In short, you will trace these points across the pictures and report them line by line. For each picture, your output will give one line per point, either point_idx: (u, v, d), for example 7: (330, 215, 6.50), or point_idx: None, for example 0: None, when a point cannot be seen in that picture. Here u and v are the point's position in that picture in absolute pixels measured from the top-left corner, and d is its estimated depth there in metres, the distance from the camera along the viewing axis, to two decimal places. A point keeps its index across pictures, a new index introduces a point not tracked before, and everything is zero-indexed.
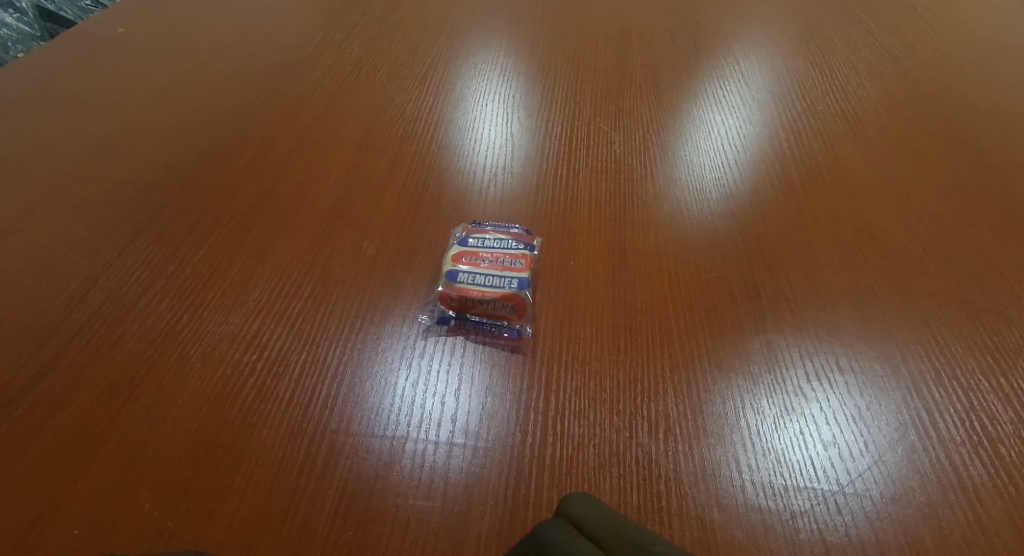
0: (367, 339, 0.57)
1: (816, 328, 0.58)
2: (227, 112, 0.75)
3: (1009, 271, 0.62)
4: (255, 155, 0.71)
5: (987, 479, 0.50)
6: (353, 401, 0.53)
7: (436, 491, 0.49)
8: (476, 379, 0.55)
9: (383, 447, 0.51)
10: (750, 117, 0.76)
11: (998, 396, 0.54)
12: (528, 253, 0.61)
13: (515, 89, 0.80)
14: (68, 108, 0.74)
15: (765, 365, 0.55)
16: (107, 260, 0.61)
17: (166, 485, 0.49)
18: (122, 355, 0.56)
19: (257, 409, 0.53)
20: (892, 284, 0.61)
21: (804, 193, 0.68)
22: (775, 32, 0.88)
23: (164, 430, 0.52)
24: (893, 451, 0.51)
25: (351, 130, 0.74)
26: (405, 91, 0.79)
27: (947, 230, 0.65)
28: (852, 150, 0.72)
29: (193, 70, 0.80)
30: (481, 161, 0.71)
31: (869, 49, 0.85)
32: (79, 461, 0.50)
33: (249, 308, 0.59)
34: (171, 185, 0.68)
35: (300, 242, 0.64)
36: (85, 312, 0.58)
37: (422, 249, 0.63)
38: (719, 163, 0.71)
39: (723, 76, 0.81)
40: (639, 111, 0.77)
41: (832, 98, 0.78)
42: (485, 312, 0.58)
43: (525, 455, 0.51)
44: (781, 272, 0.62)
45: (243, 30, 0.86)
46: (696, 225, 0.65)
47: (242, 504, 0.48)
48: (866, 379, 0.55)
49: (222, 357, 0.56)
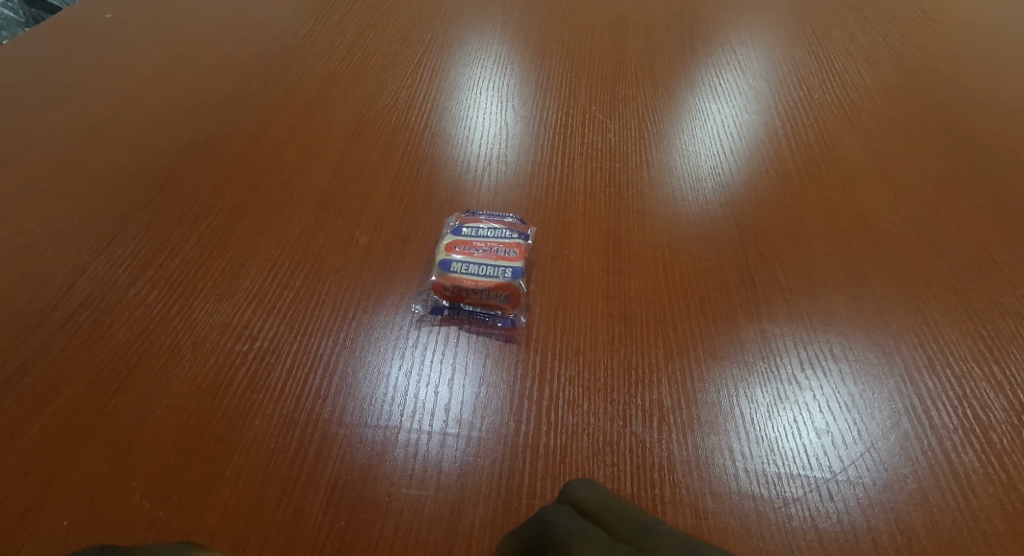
0: (360, 329, 0.57)
1: (810, 317, 0.58)
2: (217, 99, 0.74)
3: (1003, 259, 0.62)
4: (247, 143, 0.70)
5: (978, 466, 0.50)
6: (347, 390, 0.53)
7: (430, 481, 0.49)
8: (470, 368, 0.55)
9: (377, 437, 0.51)
10: (747, 106, 0.76)
11: (990, 383, 0.54)
12: (524, 242, 0.60)
13: (510, 77, 0.79)
14: (56, 95, 0.73)
15: (759, 354, 0.56)
16: (95, 249, 0.61)
17: (157, 475, 0.49)
18: (112, 345, 0.55)
19: (250, 399, 0.53)
20: (886, 272, 0.61)
21: (800, 182, 0.68)
22: (771, 19, 0.88)
23: (155, 421, 0.51)
24: (885, 438, 0.51)
25: (343, 118, 0.73)
26: (398, 79, 0.79)
27: (941, 219, 0.65)
28: (848, 138, 0.72)
29: (182, 57, 0.79)
30: (475, 150, 0.71)
31: (865, 37, 0.84)
32: (68, 451, 0.50)
33: (240, 298, 0.58)
34: (160, 173, 0.67)
35: (292, 231, 0.63)
36: (73, 302, 0.57)
37: (415, 238, 0.63)
38: (714, 152, 0.71)
39: (719, 64, 0.81)
40: (634, 99, 0.77)
41: (827, 86, 0.78)
42: (479, 302, 0.58)
43: (519, 444, 0.51)
44: (776, 261, 0.62)
45: (233, 16, 0.85)
46: (691, 214, 0.65)
47: (233, 494, 0.48)
48: (860, 367, 0.55)
49: (214, 347, 0.55)
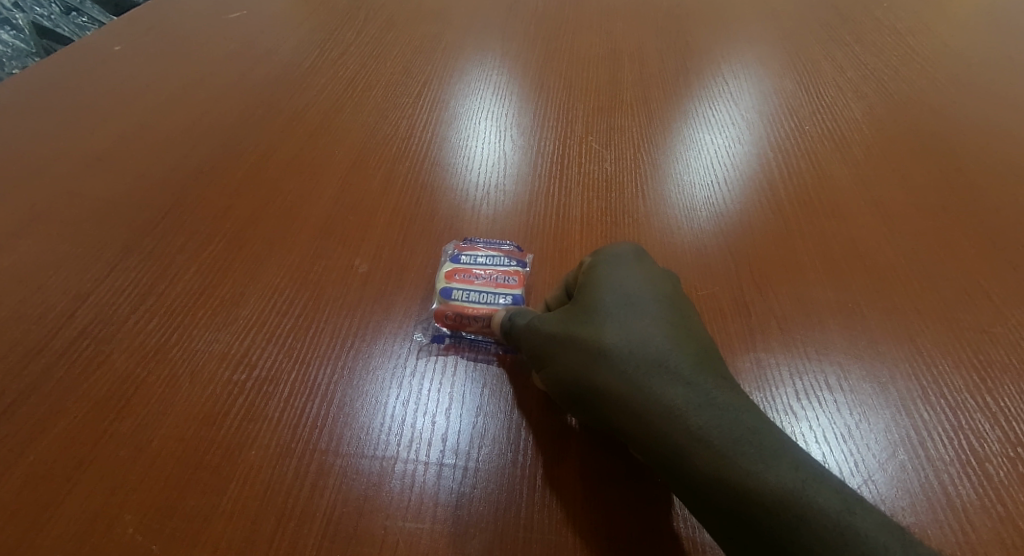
0: (358, 358, 0.57)
1: (805, 346, 0.58)
2: (220, 129, 0.75)
3: (994, 290, 0.62)
4: (249, 172, 0.71)
5: (975, 499, 0.50)
6: (343, 421, 0.53)
7: (426, 512, 0.49)
8: (467, 397, 0.55)
9: (374, 468, 0.51)
10: (739, 136, 0.77)
11: (985, 414, 0.54)
12: (521, 269, 0.61)
13: (508, 106, 0.81)
14: (62, 126, 0.74)
15: (754, 384, 0.56)
16: (97, 278, 0.61)
17: (152, 507, 0.49)
18: (110, 373, 0.55)
19: (246, 430, 0.52)
20: (879, 303, 0.62)
21: (793, 212, 0.69)
22: (763, 53, 0.89)
23: (151, 450, 0.51)
24: (882, 470, 0.52)
25: (344, 148, 0.74)
26: (398, 109, 0.80)
27: (933, 250, 0.66)
28: (840, 170, 0.73)
29: (186, 88, 0.80)
30: (474, 177, 0.72)
31: (854, 71, 0.86)
32: (64, 482, 0.49)
33: (239, 326, 0.58)
34: (163, 202, 0.67)
35: (293, 258, 0.64)
36: (74, 329, 0.58)
37: (414, 266, 0.63)
38: (708, 181, 0.72)
39: (712, 95, 0.82)
40: (630, 129, 0.78)
41: (819, 118, 0.79)
42: (480, 331, 0.58)
43: (517, 473, 0.51)
44: (770, 290, 0.62)
45: (237, 49, 0.86)
46: (686, 242, 0.66)
47: (227, 528, 0.48)
48: (856, 398, 0.55)
49: (211, 376, 0.55)
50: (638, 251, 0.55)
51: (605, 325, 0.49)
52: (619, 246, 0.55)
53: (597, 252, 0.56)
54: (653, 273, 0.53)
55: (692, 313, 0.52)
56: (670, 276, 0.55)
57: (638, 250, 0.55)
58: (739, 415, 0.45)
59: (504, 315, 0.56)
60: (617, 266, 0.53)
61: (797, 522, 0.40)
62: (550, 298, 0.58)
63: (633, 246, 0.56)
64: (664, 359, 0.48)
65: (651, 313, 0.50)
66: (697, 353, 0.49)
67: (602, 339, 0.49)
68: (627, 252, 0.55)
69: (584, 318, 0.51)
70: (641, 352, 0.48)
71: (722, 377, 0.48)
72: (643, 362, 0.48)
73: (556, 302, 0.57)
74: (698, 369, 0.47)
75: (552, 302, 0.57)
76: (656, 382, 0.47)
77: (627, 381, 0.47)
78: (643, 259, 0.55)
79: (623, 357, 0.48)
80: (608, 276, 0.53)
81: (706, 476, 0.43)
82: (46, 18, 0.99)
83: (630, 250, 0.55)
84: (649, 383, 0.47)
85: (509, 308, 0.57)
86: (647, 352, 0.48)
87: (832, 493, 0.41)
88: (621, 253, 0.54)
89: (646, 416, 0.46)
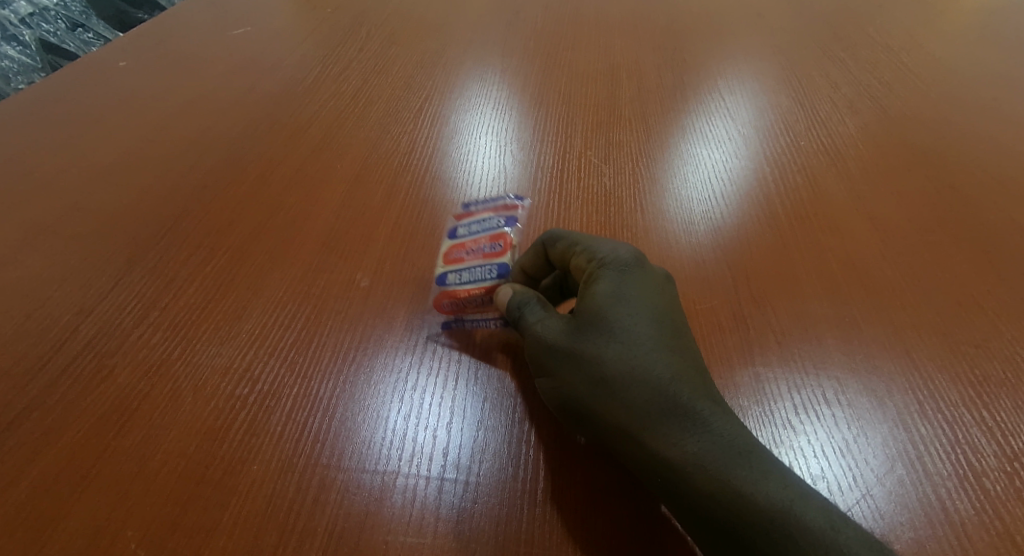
0: (358, 372, 0.57)
1: (804, 361, 0.59)
2: (223, 144, 0.75)
3: (988, 304, 0.63)
4: (252, 186, 0.71)
5: (972, 514, 0.51)
6: (344, 435, 0.53)
7: (427, 527, 0.49)
8: (467, 411, 0.55)
9: (375, 483, 0.51)
10: (736, 152, 0.78)
11: (982, 428, 0.55)
12: (510, 229, 0.60)
13: (507, 121, 0.81)
14: (66, 143, 0.74)
15: (753, 398, 0.56)
16: (100, 292, 0.61)
17: (154, 522, 0.49)
18: (113, 388, 0.55)
19: (248, 444, 0.52)
20: (875, 316, 0.62)
21: (790, 227, 0.70)
22: (760, 69, 0.90)
23: (153, 465, 0.51)
24: (880, 484, 0.52)
25: (346, 162, 0.75)
26: (399, 124, 0.80)
27: (928, 264, 0.66)
28: (836, 185, 0.74)
29: (190, 104, 0.80)
30: (474, 191, 0.73)
31: (848, 86, 0.87)
32: (65, 498, 0.49)
33: (241, 340, 0.59)
34: (166, 217, 0.68)
35: (295, 272, 0.64)
36: (77, 344, 0.58)
37: (415, 280, 0.64)
38: (706, 196, 0.73)
39: (709, 111, 0.83)
40: (628, 144, 0.79)
41: (814, 133, 0.80)
42: (479, 312, 0.59)
43: (517, 487, 0.51)
44: (768, 304, 0.63)
45: (241, 64, 0.87)
46: (686, 257, 0.67)
47: (229, 544, 0.48)
48: (854, 412, 0.56)
49: (214, 390, 0.55)
50: (638, 256, 0.54)
51: (609, 346, 0.49)
52: (622, 249, 0.54)
53: (597, 256, 0.54)
54: (652, 284, 0.52)
55: (686, 327, 0.52)
56: (666, 283, 0.54)
57: (637, 255, 0.54)
58: (733, 438, 0.45)
59: (513, 296, 0.55)
60: (623, 278, 0.52)
61: (785, 542, 0.41)
62: (527, 263, 0.58)
63: (633, 250, 0.54)
64: (663, 386, 0.47)
65: (655, 338, 0.50)
66: (692, 373, 0.49)
67: (603, 360, 0.49)
68: (629, 257, 0.53)
69: (586, 334, 0.50)
70: (643, 378, 0.48)
71: (716, 401, 0.48)
72: (642, 386, 0.48)
73: (531, 265, 0.58)
74: (696, 393, 0.47)
75: (526, 264, 0.58)
76: (656, 406, 0.47)
77: (627, 405, 0.48)
78: (644, 267, 0.54)
79: (623, 379, 0.48)
80: (615, 290, 0.51)
81: (700, 495, 0.44)
82: (52, 34, 0.99)
83: (631, 256, 0.54)
84: (646, 405, 0.47)
85: (516, 287, 0.55)
86: (648, 377, 0.48)
87: (818, 510, 0.42)
88: (625, 260, 0.53)
89: (642, 436, 0.47)
